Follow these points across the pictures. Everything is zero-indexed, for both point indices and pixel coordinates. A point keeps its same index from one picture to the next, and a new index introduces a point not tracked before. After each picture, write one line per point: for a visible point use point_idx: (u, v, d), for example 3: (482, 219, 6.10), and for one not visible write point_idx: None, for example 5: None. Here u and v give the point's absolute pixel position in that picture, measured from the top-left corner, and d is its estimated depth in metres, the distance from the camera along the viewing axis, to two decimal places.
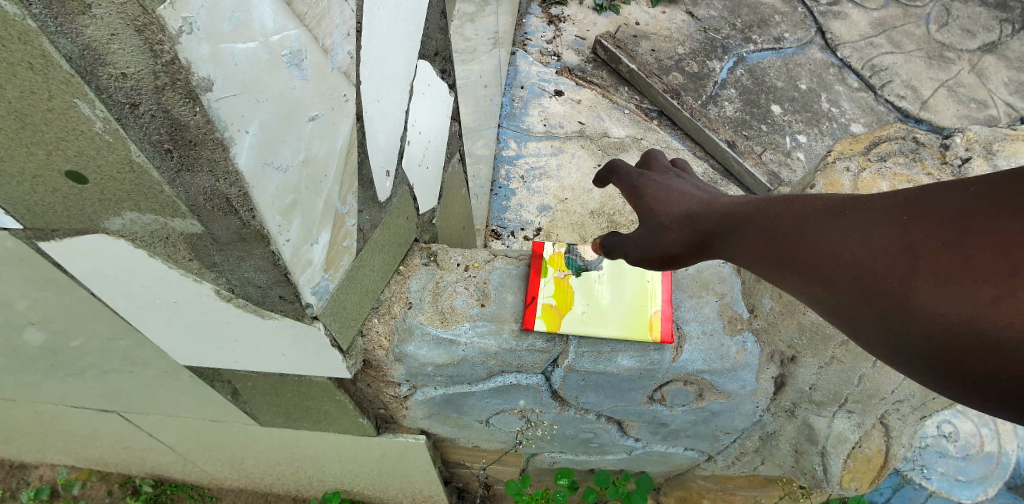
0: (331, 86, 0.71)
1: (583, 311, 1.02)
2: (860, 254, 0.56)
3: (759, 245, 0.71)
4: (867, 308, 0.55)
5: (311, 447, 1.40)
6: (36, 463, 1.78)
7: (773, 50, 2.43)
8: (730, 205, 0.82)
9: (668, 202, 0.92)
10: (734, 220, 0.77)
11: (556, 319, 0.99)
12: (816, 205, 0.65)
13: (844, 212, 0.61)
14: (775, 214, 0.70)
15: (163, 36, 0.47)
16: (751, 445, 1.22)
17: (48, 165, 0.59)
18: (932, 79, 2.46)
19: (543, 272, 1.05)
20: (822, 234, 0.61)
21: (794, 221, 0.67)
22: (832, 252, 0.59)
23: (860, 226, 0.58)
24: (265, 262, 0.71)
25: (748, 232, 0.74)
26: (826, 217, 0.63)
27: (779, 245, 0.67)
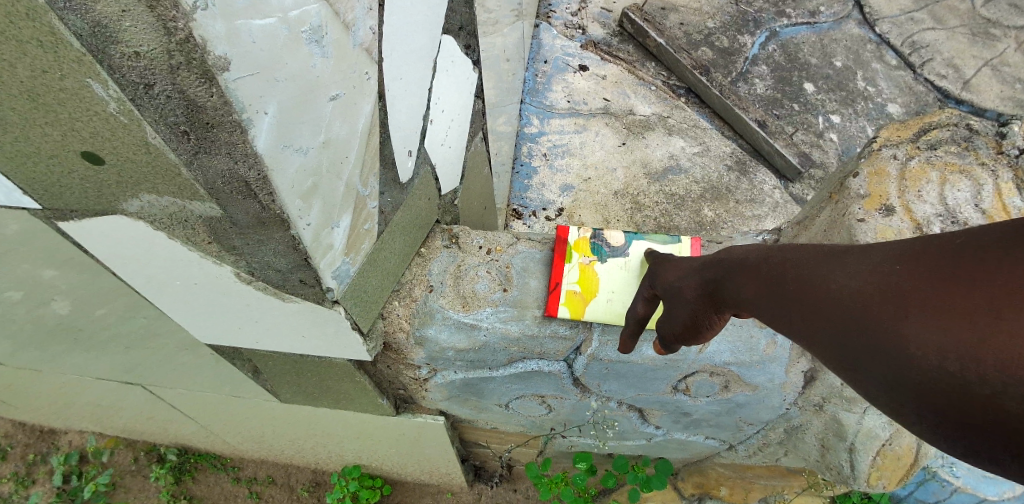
0: (352, 64, 0.67)
1: (608, 300, 0.99)
2: (859, 302, 0.56)
3: (762, 284, 0.71)
4: (861, 347, 0.55)
5: (330, 424, 1.41)
6: (65, 429, 1.83)
7: (808, 24, 2.32)
8: (736, 251, 0.80)
9: (677, 287, 0.87)
10: (740, 260, 0.77)
11: (580, 306, 0.96)
12: (820, 250, 0.66)
13: (846, 258, 0.61)
14: (780, 254, 0.71)
15: (177, 12, 0.44)
16: (775, 436, 1.19)
17: (64, 146, 0.57)
18: (975, 57, 2.33)
19: (569, 257, 1.02)
20: (824, 277, 0.62)
21: (796, 264, 0.67)
22: (832, 294, 0.60)
23: (855, 273, 0.59)
24: (284, 245, 0.69)
25: (751, 272, 0.74)
26: (829, 261, 0.63)
27: (783, 286, 0.68)
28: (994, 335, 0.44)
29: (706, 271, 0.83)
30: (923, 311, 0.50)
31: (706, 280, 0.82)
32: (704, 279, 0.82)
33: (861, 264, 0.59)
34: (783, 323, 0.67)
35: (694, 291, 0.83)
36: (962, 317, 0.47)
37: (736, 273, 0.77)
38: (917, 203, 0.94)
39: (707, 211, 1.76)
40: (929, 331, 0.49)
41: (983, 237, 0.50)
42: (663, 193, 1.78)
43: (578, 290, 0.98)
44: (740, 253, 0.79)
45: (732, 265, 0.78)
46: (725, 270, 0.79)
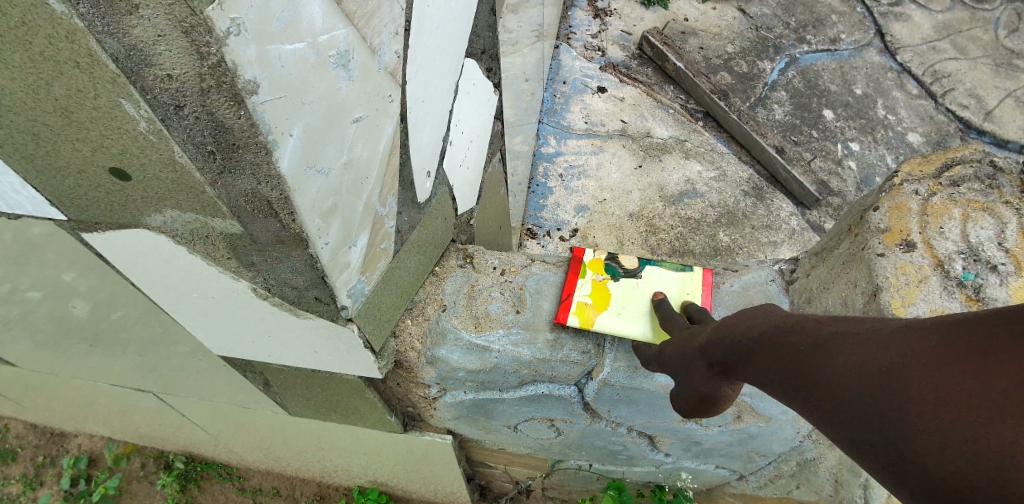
0: (376, 86, 0.68)
1: (617, 313, 0.99)
2: (857, 391, 0.53)
3: (760, 354, 0.69)
4: (864, 431, 0.52)
5: (338, 438, 1.41)
6: (76, 432, 1.85)
7: (828, 51, 2.31)
8: (734, 318, 0.79)
9: (678, 357, 0.85)
10: (737, 327, 0.76)
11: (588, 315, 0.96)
12: (816, 323, 0.64)
13: (841, 332, 0.60)
14: (779, 325, 0.69)
15: (210, 38, 0.45)
16: (788, 470, 1.17)
17: (93, 163, 0.59)
18: (998, 88, 2.31)
19: (583, 273, 1.03)
20: (820, 350, 0.60)
21: (793, 336, 0.65)
22: (828, 370, 0.58)
23: (852, 357, 0.56)
24: (302, 264, 0.70)
25: (749, 342, 0.72)
26: (824, 334, 0.62)
27: (781, 358, 0.66)
28: (1004, 424, 0.42)
29: (704, 340, 0.81)
30: (922, 393, 0.48)
31: (705, 350, 0.80)
32: (704, 349, 0.80)
33: (853, 339, 0.57)
34: (786, 400, 0.65)
35: (698, 363, 0.81)
36: (965, 401, 0.45)
37: (733, 340, 0.75)
38: (938, 240, 0.93)
39: (723, 236, 1.75)
40: (930, 414, 0.47)
41: (977, 316, 0.49)
42: (679, 217, 1.78)
43: (588, 302, 0.98)
44: (737, 319, 0.78)
45: (728, 332, 0.77)
46: (720, 337, 0.78)
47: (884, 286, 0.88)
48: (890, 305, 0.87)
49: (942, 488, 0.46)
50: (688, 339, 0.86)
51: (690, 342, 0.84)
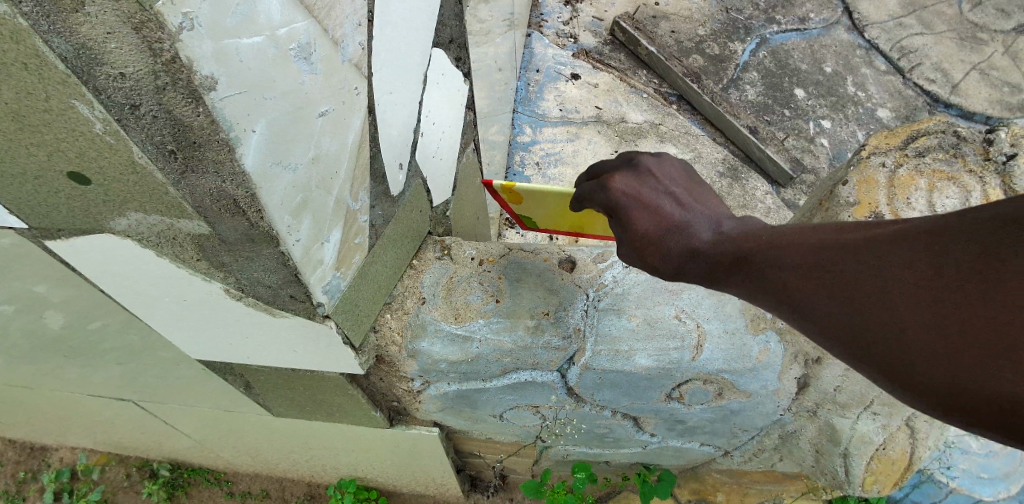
0: (341, 79, 0.67)
1: (546, 205, 0.98)
2: (857, 306, 0.54)
3: (745, 275, 0.66)
4: (865, 342, 0.54)
5: (326, 438, 1.41)
6: (57, 446, 1.81)
7: (798, 30, 2.33)
8: (707, 221, 0.71)
9: (649, 227, 0.73)
10: (711, 240, 0.69)
11: (511, 189, 0.97)
12: (810, 242, 0.61)
13: (847, 253, 0.57)
14: (763, 240, 0.65)
15: (163, 34, 0.44)
16: (770, 443, 1.20)
17: (49, 168, 0.57)
18: (963, 61, 2.35)
19: (522, 215, 1.06)
20: (825, 276, 0.57)
21: (785, 258, 0.62)
22: (841, 299, 0.56)
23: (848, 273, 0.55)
24: (274, 262, 0.69)
25: (725, 257, 0.67)
26: (826, 257, 0.58)
27: (773, 281, 0.62)
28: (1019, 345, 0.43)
29: (680, 225, 0.71)
30: (947, 308, 0.48)
31: (679, 241, 0.70)
32: (679, 239, 0.70)
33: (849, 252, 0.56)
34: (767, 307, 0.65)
35: (669, 241, 0.71)
36: (980, 322, 0.45)
37: (710, 254, 0.68)
38: (906, 211, 0.95)
39: None
40: (960, 330, 0.47)
41: (982, 231, 0.48)
42: None
43: (518, 197, 0.99)
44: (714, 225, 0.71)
45: (703, 241, 0.69)
46: (692, 229, 0.70)
47: None
48: None
49: (964, 397, 0.47)
50: (660, 207, 0.73)
51: (665, 216, 0.72)
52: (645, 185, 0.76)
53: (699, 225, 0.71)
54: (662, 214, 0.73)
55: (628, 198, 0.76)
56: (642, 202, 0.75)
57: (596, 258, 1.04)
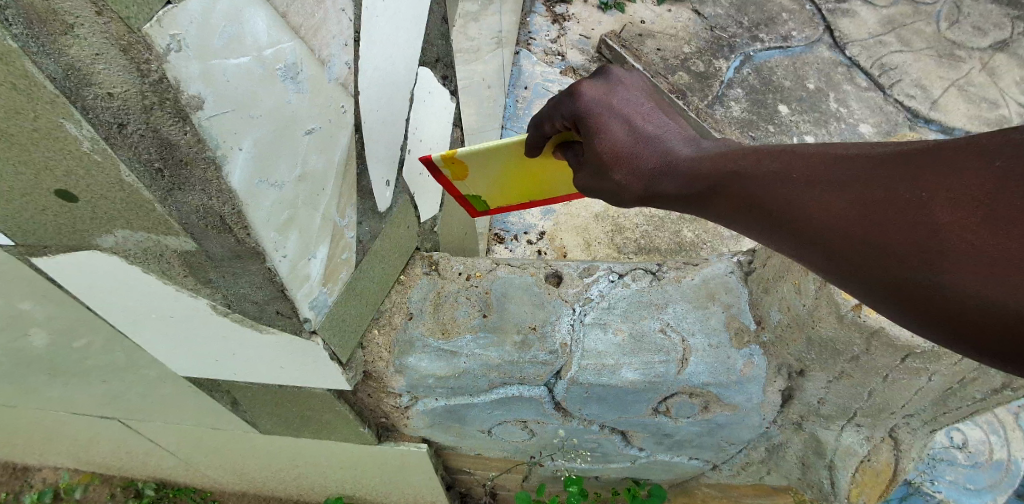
0: (327, 97, 0.69)
1: (494, 172, 0.87)
2: (860, 221, 0.48)
3: (719, 193, 0.63)
4: (868, 262, 0.47)
5: (314, 455, 1.39)
6: (39, 466, 1.78)
7: (781, 48, 2.38)
8: (680, 137, 0.69)
9: (619, 139, 0.70)
10: (685, 156, 0.67)
11: (452, 160, 0.87)
12: (790, 153, 0.57)
13: (829, 164, 0.53)
14: (737, 155, 0.62)
15: (150, 55, 0.45)
16: (757, 456, 1.20)
17: (37, 185, 0.58)
18: (942, 78, 2.40)
19: (471, 197, 0.97)
20: (804, 188, 0.54)
21: (764, 171, 0.58)
22: (818, 207, 0.52)
23: (850, 185, 0.50)
24: (261, 277, 0.70)
25: (695, 173, 0.65)
26: (807, 168, 0.54)
27: (747, 197, 0.59)
28: None
29: (652, 140, 0.69)
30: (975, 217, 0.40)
31: (654, 156, 0.69)
32: (653, 154, 0.69)
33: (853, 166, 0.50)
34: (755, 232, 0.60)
35: (643, 158, 0.69)
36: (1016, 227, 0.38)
37: (680, 169, 0.67)
38: None
39: (687, 232, 1.69)
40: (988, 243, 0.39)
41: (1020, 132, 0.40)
42: (644, 216, 1.72)
43: (462, 171, 0.88)
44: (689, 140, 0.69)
45: (676, 157, 0.68)
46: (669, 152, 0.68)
47: None
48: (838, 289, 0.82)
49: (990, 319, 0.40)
50: (633, 121, 0.71)
51: (636, 128, 0.70)
52: (617, 95, 0.73)
53: (674, 140, 0.69)
54: (634, 128, 0.70)
55: (598, 107, 0.72)
56: (613, 111, 0.71)
57: (582, 273, 1.05)
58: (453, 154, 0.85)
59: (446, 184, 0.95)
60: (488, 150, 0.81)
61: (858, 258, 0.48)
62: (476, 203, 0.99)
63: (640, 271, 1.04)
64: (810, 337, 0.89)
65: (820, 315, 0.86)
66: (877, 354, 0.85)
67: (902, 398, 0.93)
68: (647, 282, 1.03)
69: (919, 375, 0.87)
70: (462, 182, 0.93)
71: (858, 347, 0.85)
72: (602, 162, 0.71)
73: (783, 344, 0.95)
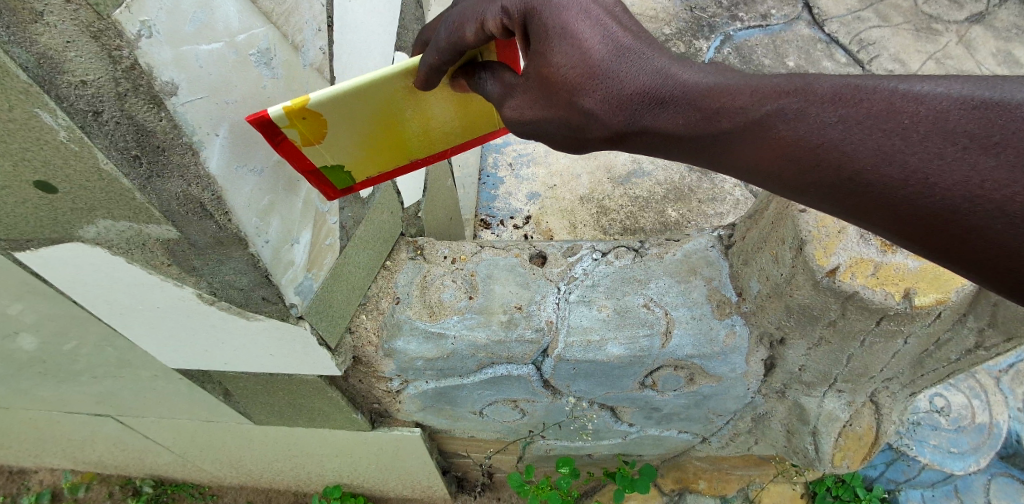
0: (303, 83, 0.69)
1: (369, 118, 0.65)
2: (946, 179, 0.44)
3: (758, 136, 0.54)
4: (938, 221, 0.46)
5: (308, 444, 1.41)
6: (36, 468, 1.79)
7: (760, 27, 2.06)
8: (677, 58, 0.58)
9: (586, 49, 0.56)
10: (708, 88, 0.56)
11: (305, 119, 0.60)
12: (869, 87, 0.49)
13: (934, 108, 0.46)
14: (779, 88, 0.53)
15: (121, 41, 0.46)
16: (744, 426, 1.23)
17: (17, 177, 0.58)
18: (919, 51, 2.04)
19: (328, 170, 0.72)
20: (903, 135, 0.47)
21: (843, 110, 0.50)
22: (897, 157, 0.47)
23: (939, 136, 0.45)
24: (245, 264, 0.70)
25: (713, 110, 0.56)
26: (905, 109, 0.47)
27: (814, 142, 0.51)
28: None
29: (640, 58, 0.57)
30: None
31: (642, 85, 0.57)
32: (640, 78, 0.57)
33: (939, 114, 0.46)
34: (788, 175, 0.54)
35: (636, 88, 0.57)
36: None
37: (687, 102, 0.56)
38: None
39: (671, 212, 1.68)
40: None
41: None
42: (628, 197, 1.71)
43: (322, 131, 0.63)
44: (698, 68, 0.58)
45: (688, 89, 0.56)
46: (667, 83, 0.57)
47: (806, 237, 0.83)
48: (813, 257, 0.82)
49: None
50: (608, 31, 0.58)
51: (611, 37, 0.57)
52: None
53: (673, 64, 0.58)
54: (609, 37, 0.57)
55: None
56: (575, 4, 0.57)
57: (566, 252, 1.07)
58: (307, 105, 0.58)
59: (293, 165, 0.68)
60: (370, 84, 0.59)
61: (928, 215, 0.46)
62: (337, 180, 0.74)
63: (623, 249, 1.06)
64: (788, 305, 0.90)
65: (797, 283, 0.86)
66: (853, 318, 0.86)
67: (880, 361, 0.96)
68: (630, 259, 1.05)
69: (895, 338, 0.89)
70: (319, 152, 0.67)
71: (834, 312, 0.87)
72: (564, 80, 0.57)
73: (763, 313, 0.96)
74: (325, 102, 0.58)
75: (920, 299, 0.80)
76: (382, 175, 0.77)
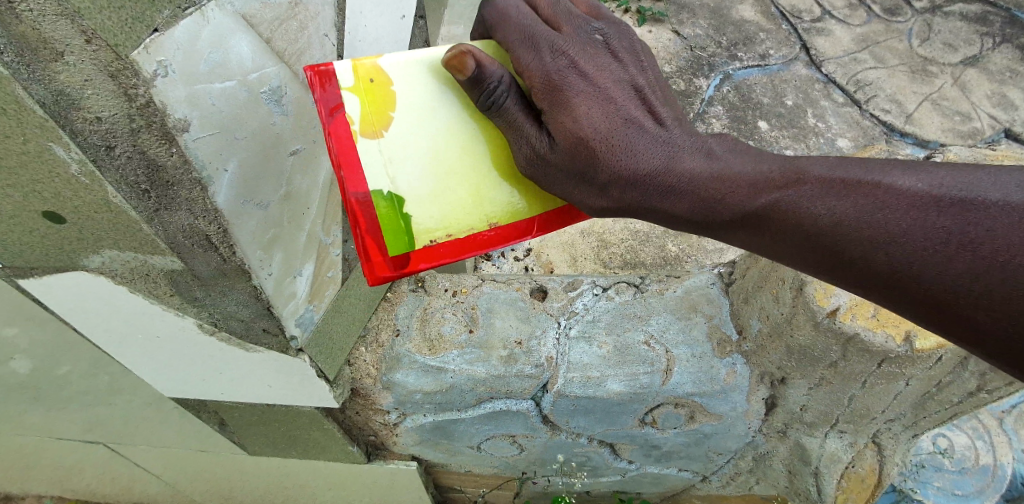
0: (312, 119, 0.70)
1: (443, 123, 0.66)
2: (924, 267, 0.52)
3: (759, 222, 0.62)
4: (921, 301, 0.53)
5: (302, 476, 1.39)
6: (22, 495, 1.75)
7: (759, 66, 2.09)
8: (685, 141, 0.66)
9: (598, 118, 0.63)
10: (709, 175, 0.63)
11: (374, 88, 0.63)
12: (857, 181, 0.57)
13: (908, 203, 0.54)
14: (776, 180, 0.61)
15: (138, 80, 0.48)
16: (745, 466, 1.21)
17: (25, 207, 0.59)
18: (915, 93, 2.07)
19: (381, 207, 0.67)
20: (888, 228, 0.54)
21: (833, 203, 0.57)
22: (881, 247, 0.54)
23: (915, 229, 0.53)
24: (247, 295, 0.71)
25: (716, 199, 0.63)
26: (887, 203, 0.55)
27: (808, 229, 0.59)
28: None
29: (654, 141, 0.65)
30: None
31: (653, 165, 0.64)
32: (651, 158, 0.64)
33: (914, 209, 0.54)
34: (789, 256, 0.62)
35: (645, 166, 0.64)
36: None
37: (695, 188, 0.64)
38: None
39: (671, 246, 1.69)
40: None
41: None
42: (629, 231, 1.72)
43: (390, 115, 0.64)
44: (701, 150, 0.65)
45: (692, 177, 0.63)
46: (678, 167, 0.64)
47: (807, 277, 0.83)
48: (814, 297, 0.82)
49: None
50: (623, 107, 0.65)
51: (622, 115, 0.65)
52: (598, 54, 0.66)
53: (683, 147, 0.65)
54: (624, 112, 0.65)
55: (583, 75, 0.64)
56: (597, 76, 0.64)
57: (567, 286, 1.07)
58: (378, 68, 0.63)
59: (346, 176, 0.64)
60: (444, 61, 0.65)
61: (911, 295, 0.53)
62: (390, 232, 0.68)
63: (624, 284, 1.06)
64: (789, 345, 0.90)
65: (798, 323, 0.87)
66: (854, 359, 0.86)
67: (882, 403, 0.95)
68: (631, 294, 1.05)
69: (896, 380, 0.89)
70: (383, 160, 0.65)
71: (835, 353, 0.86)
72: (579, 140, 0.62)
73: (763, 352, 0.96)
74: (399, 65, 0.63)
75: (921, 342, 0.80)
76: (450, 241, 0.71)
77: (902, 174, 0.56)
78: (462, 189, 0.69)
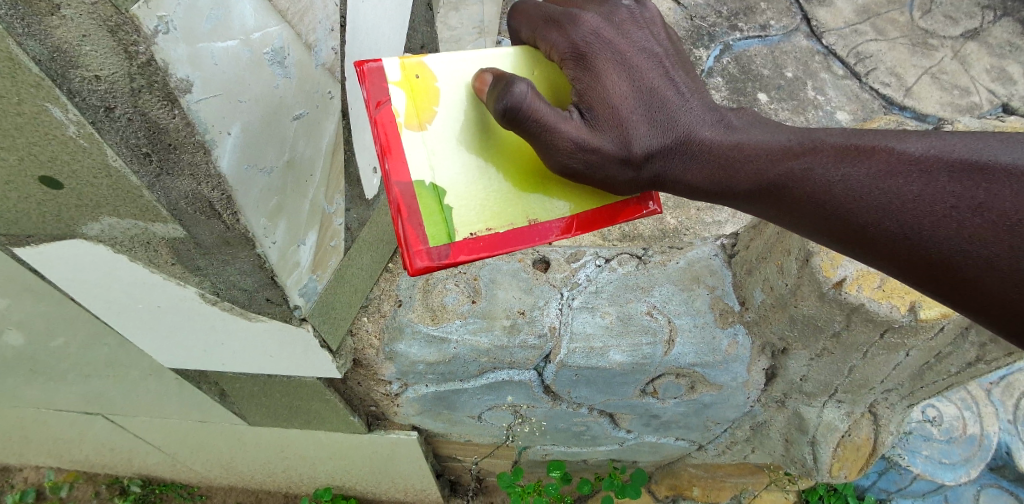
0: (315, 84, 0.69)
1: (484, 118, 0.66)
2: (934, 232, 0.52)
3: (774, 191, 0.62)
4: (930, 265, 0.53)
5: (302, 446, 1.40)
6: (20, 466, 1.75)
7: (759, 37, 2.05)
8: (704, 114, 0.65)
9: (625, 91, 0.61)
10: (728, 144, 0.64)
11: (418, 83, 0.64)
12: (871, 149, 0.58)
13: (922, 169, 0.54)
14: (793, 150, 0.62)
15: (138, 36, 0.45)
16: (741, 434, 1.24)
17: (21, 172, 0.56)
18: (915, 66, 2.05)
19: (423, 198, 0.66)
20: (901, 195, 0.54)
21: (846, 170, 0.58)
22: (895, 213, 0.54)
23: (927, 194, 0.53)
24: (250, 264, 0.70)
25: (733, 169, 0.63)
26: (902, 171, 0.55)
27: (823, 199, 0.59)
28: None
29: (676, 114, 0.63)
30: None
31: (677, 138, 0.63)
32: (676, 131, 0.63)
33: (926, 174, 0.54)
34: (802, 223, 0.62)
35: (666, 140, 0.63)
36: None
37: (712, 157, 0.64)
38: None
39: (670, 219, 1.67)
40: None
41: None
42: None
43: (433, 109, 0.65)
44: (720, 121, 0.65)
45: (710, 147, 0.64)
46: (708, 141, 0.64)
47: (813, 249, 0.83)
48: (820, 268, 0.81)
49: None
50: (646, 75, 0.63)
51: (646, 88, 0.63)
52: (621, 24, 0.64)
53: (700, 120, 0.64)
54: (648, 83, 0.63)
55: (608, 49, 0.62)
56: (620, 43, 0.62)
57: (569, 258, 1.06)
58: (423, 64, 0.64)
59: (389, 165, 0.64)
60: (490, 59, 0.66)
61: (919, 260, 0.53)
62: (431, 223, 0.67)
63: (626, 256, 1.06)
64: (792, 316, 0.91)
65: (802, 294, 0.87)
66: (857, 330, 0.86)
67: (880, 373, 0.96)
68: (634, 266, 1.05)
69: (897, 351, 0.89)
70: (427, 151, 0.65)
71: (837, 324, 0.87)
72: (609, 116, 0.61)
73: (765, 323, 0.97)
74: (444, 63, 0.65)
75: (924, 313, 0.80)
76: (489, 237, 0.69)
77: (915, 141, 0.56)
78: (501, 185, 0.69)
